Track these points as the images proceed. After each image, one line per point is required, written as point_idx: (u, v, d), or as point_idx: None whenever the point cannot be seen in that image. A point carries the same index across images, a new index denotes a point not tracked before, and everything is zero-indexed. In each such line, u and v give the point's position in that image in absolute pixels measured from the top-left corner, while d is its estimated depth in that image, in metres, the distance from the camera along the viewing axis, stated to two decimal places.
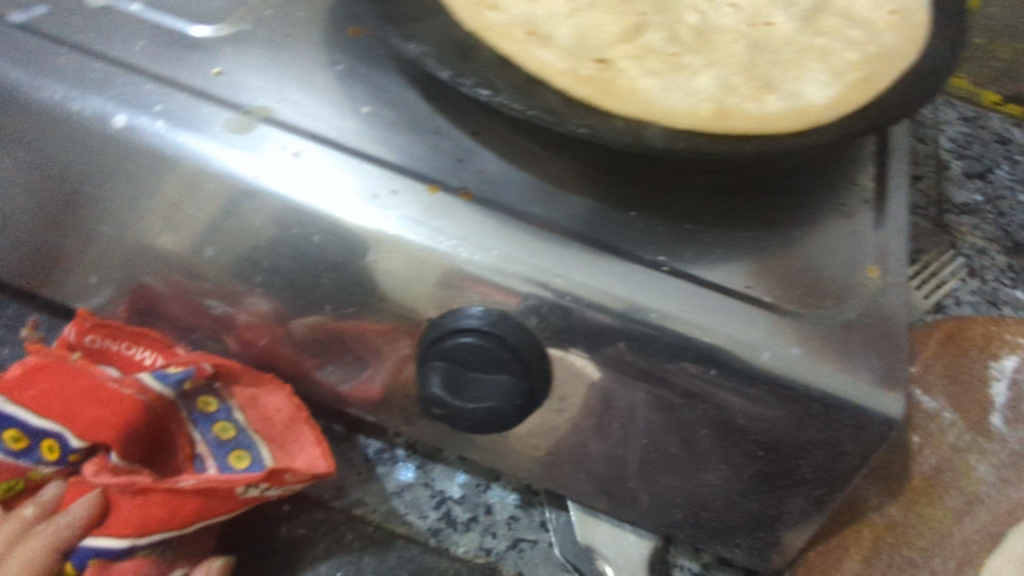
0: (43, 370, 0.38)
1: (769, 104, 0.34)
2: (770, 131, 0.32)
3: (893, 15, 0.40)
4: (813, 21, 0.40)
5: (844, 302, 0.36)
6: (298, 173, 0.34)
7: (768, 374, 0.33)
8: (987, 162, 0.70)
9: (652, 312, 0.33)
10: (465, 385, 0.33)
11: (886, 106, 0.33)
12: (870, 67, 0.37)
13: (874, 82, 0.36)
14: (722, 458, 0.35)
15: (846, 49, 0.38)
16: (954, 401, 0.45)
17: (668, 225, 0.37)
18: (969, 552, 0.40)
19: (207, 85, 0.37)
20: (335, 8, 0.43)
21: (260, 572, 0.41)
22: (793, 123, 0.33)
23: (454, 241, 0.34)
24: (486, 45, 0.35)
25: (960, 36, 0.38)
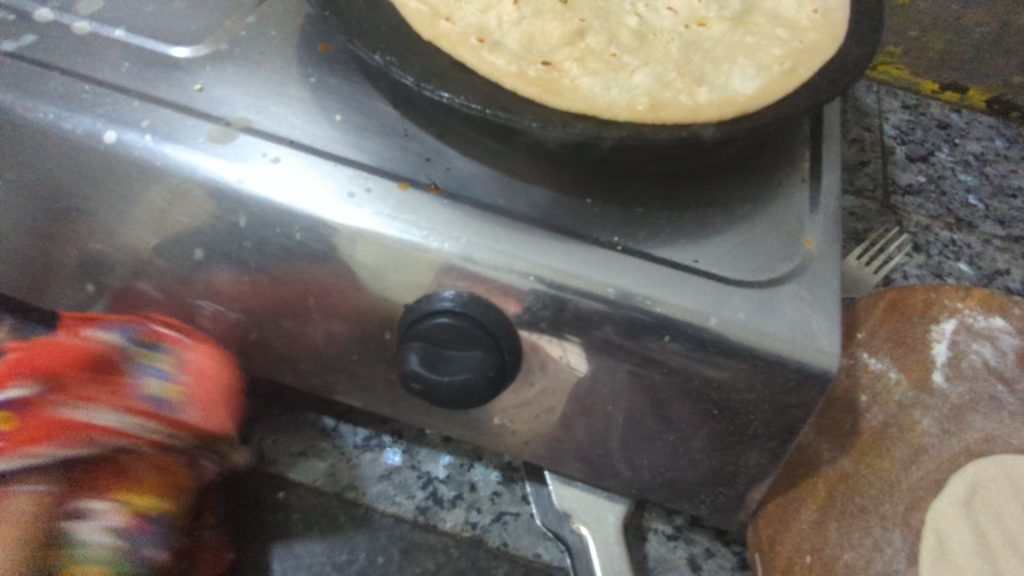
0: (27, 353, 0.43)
1: (701, 95, 0.38)
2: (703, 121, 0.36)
3: (815, 15, 0.45)
4: (742, 24, 0.44)
5: (780, 265, 0.39)
6: (277, 176, 0.37)
7: (715, 336, 0.36)
8: (927, 146, 0.75)
9: (609, 286, 0.36)
10: (439, 362, 0.36)
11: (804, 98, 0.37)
12: (794, 61, 0.41)
13: (797, 75, 0.40)
14: (681, 418, 0.38)
15: (773, 45, 0.43)
16: (899, 362, 0.49)
17: (621, 209, 0.41)
18: (915, 497, 0.43)
19: (188, 100, 0.40)
20: (304, 25, 0.46)
21: (259, 556, 0.43)
22: (721, 110, 0.37)
23: (424, 230, 0.37)
24: (446, 53, 0.38)
25: (872, 35, 0.42)
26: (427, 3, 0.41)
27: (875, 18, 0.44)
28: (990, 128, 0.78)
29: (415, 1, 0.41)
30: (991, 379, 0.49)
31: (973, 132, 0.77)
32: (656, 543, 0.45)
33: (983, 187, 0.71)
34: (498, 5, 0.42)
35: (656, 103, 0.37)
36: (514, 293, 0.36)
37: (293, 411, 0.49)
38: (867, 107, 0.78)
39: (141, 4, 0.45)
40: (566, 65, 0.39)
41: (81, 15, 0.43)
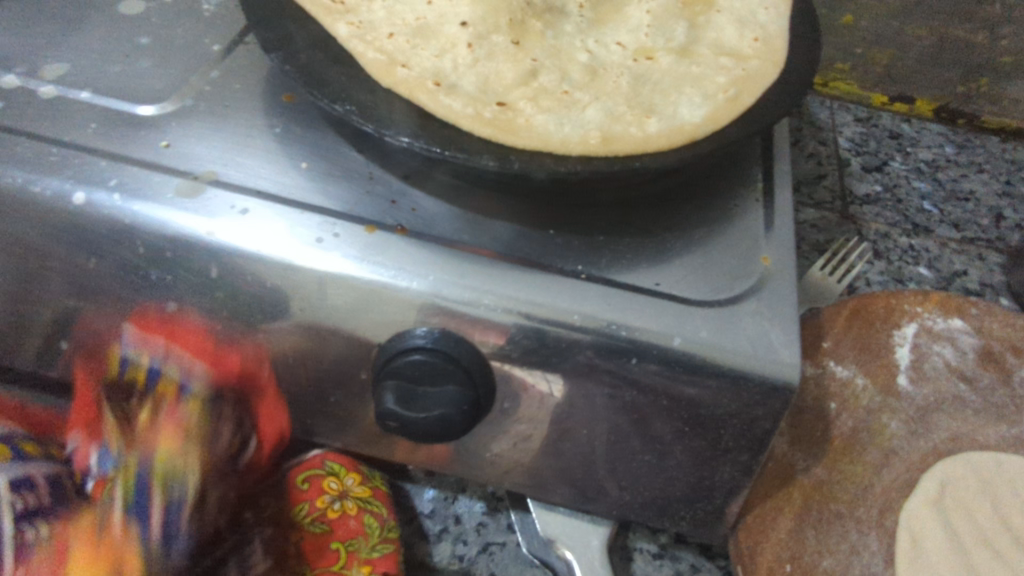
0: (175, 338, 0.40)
1: (650, 127, 0.40)
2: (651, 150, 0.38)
3: (755, 43, 0.47)
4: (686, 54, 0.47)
5: (739, 283, 0.41)
6: (246, 226, 0.38)
7: (680, 357, 0.37)
8: (881, 155, 0.78)
9: (575, 314, 0.37)
10: (415, 399, 0.37)
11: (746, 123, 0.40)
12: (736, 88, 0.43)
13: (739, 101, 0.42)
14: (653, 437, 0.39)
15: (717, 73, 0.45)
16: (865, 368, 0.50)
17: (584, 239, 0.42)
18: (888, 500, 0.45)
19: (157, 157, 0.41)
20: (267, 76, 0.47)
21: None
22: (667, 141, 0.39)
23: (394, 271, 0.38)
24: (404, 98, 0.40)
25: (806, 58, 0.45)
26: (385, 52, 0.42)
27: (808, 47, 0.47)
28: (939, 135, 0.81)
29: (372, 51, 0.42)
30: (954, 378, 0.50)
31: (924, 140, 0.80)
32: (642, 563, 0.46)
33: (937, 192, 0.74)
34: (453, 48, 0.44)
35: (608, 136, 0.39)
36: (483, 327, 0.38)
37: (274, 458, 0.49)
38: (822, 121, 0.81)
39: (106, 65, 0.46)
40: (521, 105, 0.41)
41: (47, 79, 0.44)
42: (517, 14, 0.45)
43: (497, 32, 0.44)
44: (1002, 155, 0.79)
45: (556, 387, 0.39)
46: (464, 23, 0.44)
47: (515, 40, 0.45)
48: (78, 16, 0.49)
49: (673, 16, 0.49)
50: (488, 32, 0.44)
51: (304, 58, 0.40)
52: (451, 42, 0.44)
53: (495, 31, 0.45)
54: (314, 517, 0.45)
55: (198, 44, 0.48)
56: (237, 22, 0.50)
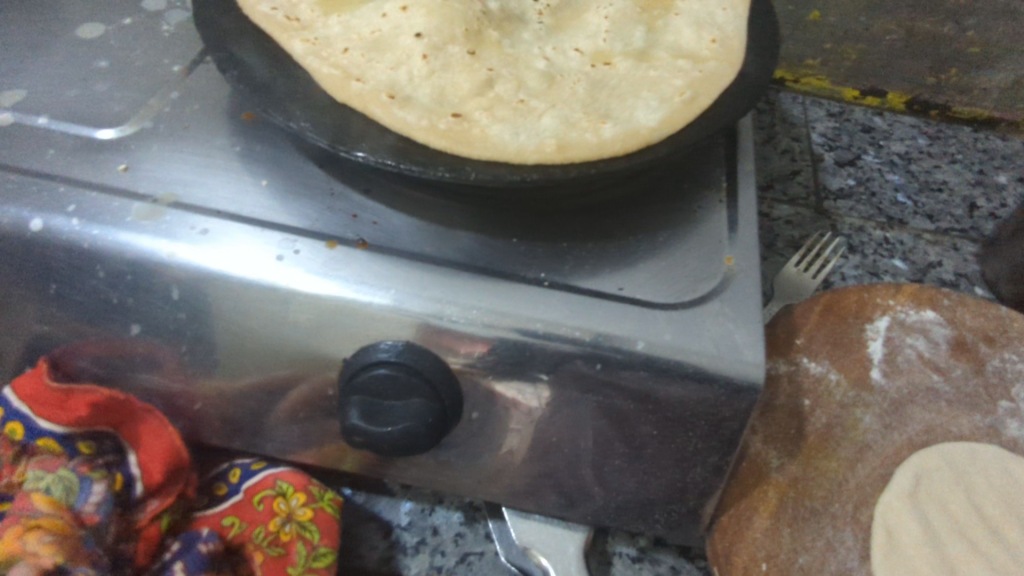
0: (72, 397, 0.40)
1: (606, 132, 0.40)
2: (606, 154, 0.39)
3: (712, 45, 0.47)
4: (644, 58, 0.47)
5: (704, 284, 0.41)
6: (206, 246, 0.38)
7: (645, 361, 0.37)
8: (853, 149, 0.78)
9: (538, 321, 0.37)
10: (378, 413, 0.37)
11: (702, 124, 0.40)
12: (692, 91, 0.43)
13: (696, 103, 0.42)
14: (623, 441, 0.39)
15: (673, 76, 0.45)
16: (837, 363, 0.50)
17: (547, 245, 0.42)
18: (864, 494, 0.44)
19: (118, 181, 0.41)
20: (228, 95, 0.47)
21: None
22: (624, 145, 0.39)
23: (356, 285, 0.38)
24: (359, 113, 0.40)
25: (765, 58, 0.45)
26: (340, 67, 0.42)
27: (766, 46, 0.47)
28: (912, 127, 0.81)
29: (327, 66, 0.42)
30: (927, 370, 0.50)
31: (896, 133, 0.80)
32: (621, 568, 0.46)
33: (909, 184, 0.74)
34: (409, 60, 0.44)
35: (564, 143, 0.39)
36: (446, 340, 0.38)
37: None
38: (794, 118, 0.81)
39: (64, 90, 0.46)
40: (477, 115, 0.41)
41: (4, 106, 0.44)
42: (472, 24, 0.46)
43: (454, 43, 0.44)
44: (974, 145, 0.80)
45: (525, 397, 0.39)
46: (419, 35, 0.44)
47: (471, 50, 0.45)
48: (37, 42, 0.49)
49: (630, 21, 0.49)
50: (444, 43, 0.44)
51: (257, 76, 0.40)
52: (407, 54, 0.44)
53: (451, 42, 0.44)
54: (269, 539, 0.43)
55: (159, 66, 0.48)
56: (196, 42, 0.50)
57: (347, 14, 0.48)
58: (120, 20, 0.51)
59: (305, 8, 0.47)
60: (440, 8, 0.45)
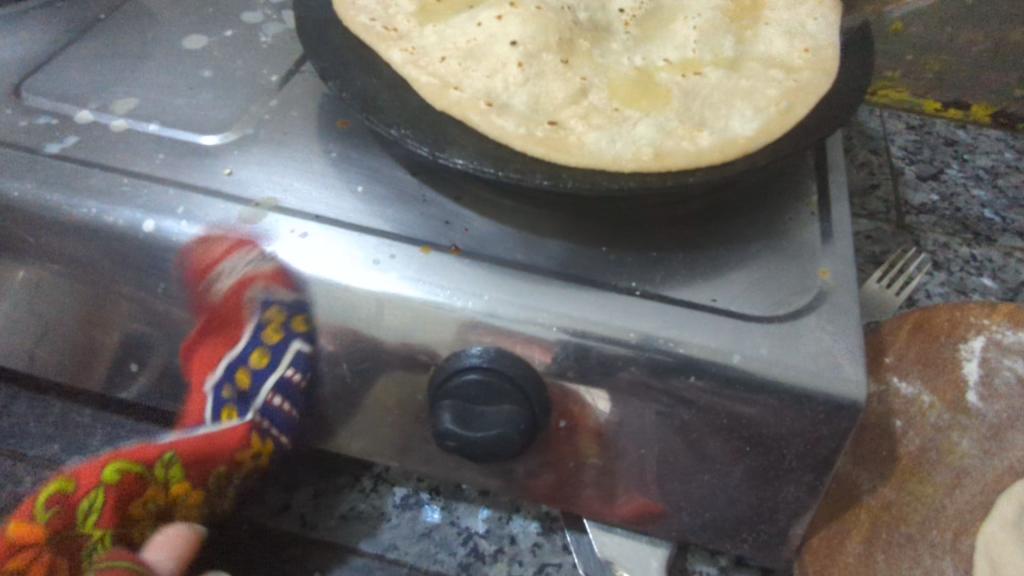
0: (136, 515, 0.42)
1: (702, 142, 0.40)
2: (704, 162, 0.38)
3: (806, 54, 0.47)
4: (734, 69, 0.47)
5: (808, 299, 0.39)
6: (307, 250, 0.39)
7: (742, 375, 0.36)
8: (935, 162, 0.75)
9: (631, 332, 0.37)
10: (471, 419, 0.37)
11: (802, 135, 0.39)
12: (789, 100, 0.43)
13: (794, 113, 0.41)
14: (713, 457, 0.39)
15: (768, 85, 0.44)
16: (931, 384, 0.48)
17: (637, 254, 0.42)
18: (963, 522, 0.42)
19: (223, 185, 0.43)
20: (323, 104, 0.49)
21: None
22: (721, 154, 0.39)
23: (450, 291, 0.38)
24: (457, 121, 0.40)
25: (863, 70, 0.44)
26: (437, 75, 0.43)
27: (862, 57, 0.46)
28: (998, 140, 0.78)
29: (425, 76, 0.43)
30: None
31: (982, 146, 0.77)
32: None
33: (997, 200, 0.71)
34: (504, 69, 0.44)
35: (661, 152, 0.39)
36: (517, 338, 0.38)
37: (335, 477, 0.50)
38: (872, 130, 0.79)
39: (172, 98, 0.48)
40: (572, 123, 0.41)
41: (118, 113, 0.46)
42: (565, 33, 0.46)
43: (548, 50, 0.45)
44: None
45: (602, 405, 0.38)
46: (514, 42, 0.45)
47: (564, 59, 0.45)
48: (146, 53, 0.51)
49: (721, 30, 0.49)
50: (538, 51, 0.45)
51: (359, 86, 0.41)
52: (501, 62, 0.44)
53: (545, 49, 0.45)
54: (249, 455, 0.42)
55: (258, 75, 0.50)
56: (292, 53, 0.52)
57: (440, 24, 0.49)
58: (221, 32, 0.53)
59: (401, 19, 0.49)
60: (535, 17, 0.46)
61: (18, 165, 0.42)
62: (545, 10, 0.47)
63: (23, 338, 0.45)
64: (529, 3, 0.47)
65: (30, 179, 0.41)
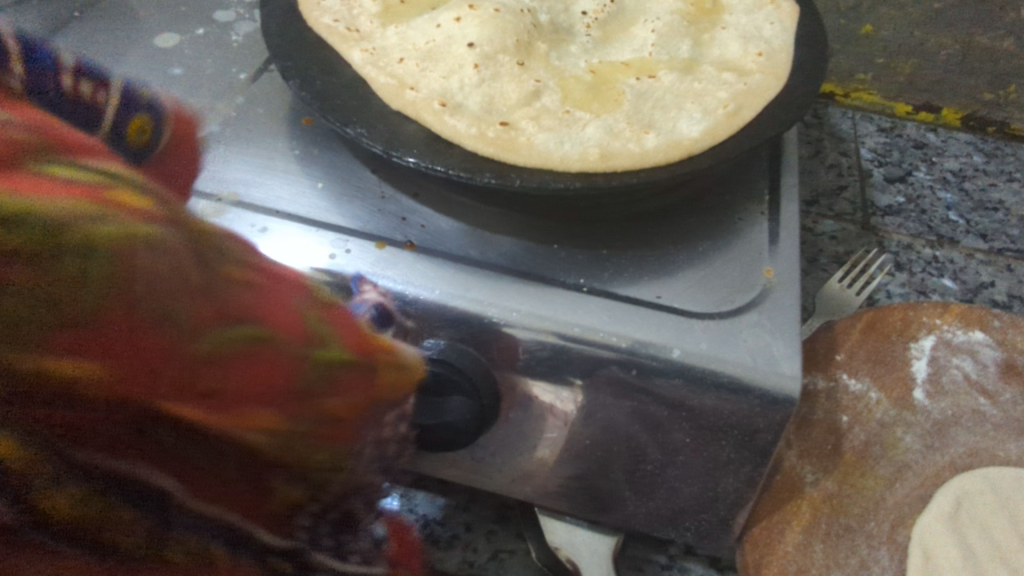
0: None
1: (647, 143, 0.41)
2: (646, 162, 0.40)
3: (758, 58, 0.48)
4: (688, 73, 0.48)
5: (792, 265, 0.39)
6: (266, 245, 0.41)
7: (679, 368, 0.38)
8: (904, 164, 0.77)
9: (575, 326, 0.39)
10: (422, 409, 0.38)
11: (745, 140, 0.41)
12: (737, 104, 0.44)
13: (740, 117, 0.43)
14: (656, 448, 0.40)
15: (718, 89, 0.45)
16: (879, 381, 0.50)
17: (589, 252, 0.44)
18: (902, 514, 0.44)
19: (188, 179, 0.44)
20: (290, 102, 0.50)
21: None
22: (663, 155, 0.40)
23: (402, 285, 0.40)
24: (412, 119, 0.42)
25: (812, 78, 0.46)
26: (396, 76, 0.45)
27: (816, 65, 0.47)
28: (967, 144, 0.80)
29: (384, 75, 0.44)
30: (973, 392, 0.49)
31: (950, 150, 0.79)
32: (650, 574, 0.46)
33: (963, 202, 0.73)
34: (460, 70, 0.45)
35: (607, 153, 0.41)
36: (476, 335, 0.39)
37: None
38: (843, 132, 0.80)
39: (142, 94, 0.49)
40: (524, 124, 0.42)
41: None
42: (523, 36, 0.48)
43: (505, 52, 0.46)
44: None
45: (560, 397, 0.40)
46: (471, 45, 0.46)
47: (520, 61, 0.47)
48: (118, 49, 0.52)
49: (676, 33, 0.50)
50: (495, 53, 0.46)
51: (319, 85, 0.43)
52: (458, 64, 0.46)
53: (502, 51, 0.46)
54: None
55: (228, 73, 0.51)
56: (261, 52, 0.53)
57: (403, 26, 0.50)
58: (194, 30, 0.55)
59: (364, 20, 0.50)
60: (493, 20, 0.47)
61: None
62: (503, 13, 0.48)
63: None
64: (488, 7, 0.48)
65: None
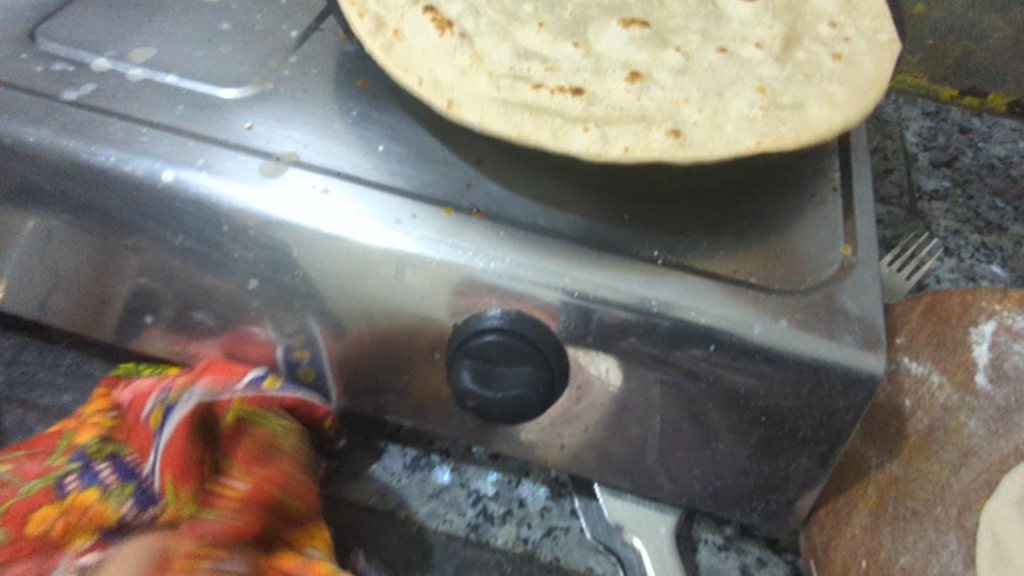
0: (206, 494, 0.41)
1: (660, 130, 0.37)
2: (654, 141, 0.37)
3: (846, 43, 0.45)
4: (776, 57, 0.45)
5: None
6: (327, 206, 0.39)
7: (763, 346, 0.36)
8: (950, 151, 0.75)
9: (652, 299, 0.37)
10: (490, 378, 0.37)
11: (834, 124, 0.38)
12: (769, 147, 0.36)
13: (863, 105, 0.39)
14: (731, 427, 0.39)
15: (766, 61, 0.44)
16: (941, 364, 0.48)
17: (662, 225, 0.42)
18: (967, 499, 0.43)
19: (242, 138, 0.42)
20: (342, 62, 0.48)
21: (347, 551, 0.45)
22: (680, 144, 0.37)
23: (470, 252, 0.38)
24: (428, 74, 0.40)
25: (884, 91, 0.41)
26: (409, 20, 0.43)
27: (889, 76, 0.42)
28: (1013, 131, 0.78)
29: (427, 33, 0.43)
30: None
31: (996, 135, 0.77)
32: (707, 554, 0.45)
33: (1009, 189, 0.72)
34: (485, 21, 0.45)
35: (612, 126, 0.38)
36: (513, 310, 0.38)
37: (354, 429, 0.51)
38: (887, 116, 0.79)
39: (189, 49, 0.47)
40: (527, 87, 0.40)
41: (134, 62, 0.46)
42: (566, 17, 0.47)
43: (533, 21, 0.46)
44: None
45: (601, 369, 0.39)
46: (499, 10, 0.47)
47: (547, 31, 0.45)
48: (162, 5, 0.50)
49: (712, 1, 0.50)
50: (522, 22, 0.46)
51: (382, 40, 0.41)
52: (479, 13, 0.45)
53: (532, 23, 0.46)
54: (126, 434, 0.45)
55: (277, 31, 0.50)
56: (311, 9, 0.51)
57: None
58: None
59: None
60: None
61: (35, 110, 0.42)
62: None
63: (41, 285, 0.46)
64: None
65: (45, 125, 0.41)
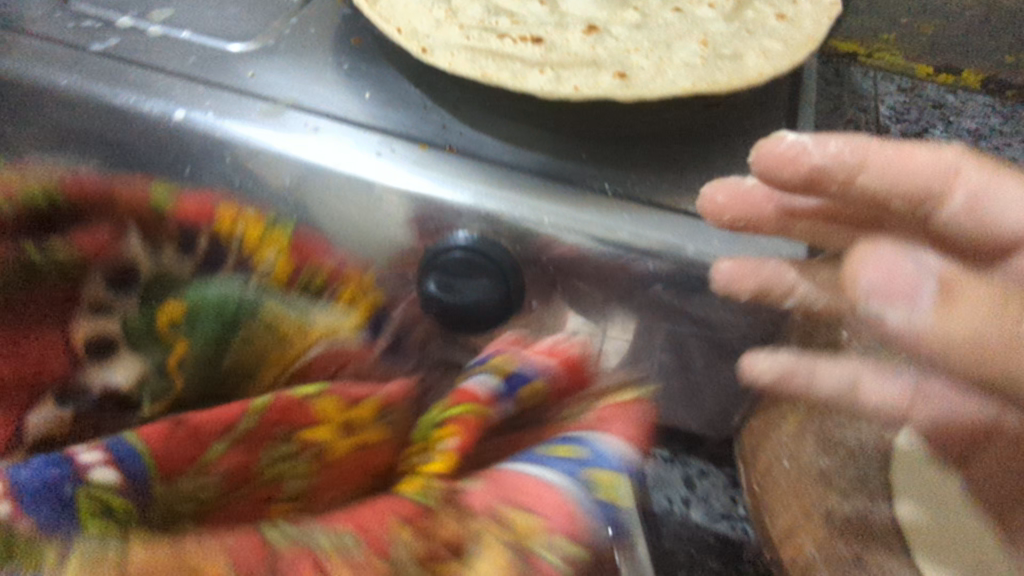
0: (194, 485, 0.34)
1: (607, 75, 0.42)
2: (599, 85, 0.41)
3: (793, 4, 0.49)
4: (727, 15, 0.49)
5: None
6: (316, 143, 0.45)
7: (696, 264, 0.41)
8: (921, 123, 0.79)
9: (598, 226, 0.42)
10: (451, 289, 0.42)
11: (767, 69, 0.42)
12: (702, 90, 0.41)
13: (796, 55, 0.43)
14: (672, 339, 0.44)
15: (715, 19, 0.48)
16: None
17: (615, 164, 0.47)
18: None
19: (244, 85, 0.48)
20: (337, 23, 0.54)
21: None
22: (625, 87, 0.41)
23: (440, 183, 0.44)
24: (405, 27, 0.45)
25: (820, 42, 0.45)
26: None
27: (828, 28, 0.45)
28: (986, 107, 0.81)
29: None
30: None
31: (969, 110, 0.81)
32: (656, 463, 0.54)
33: None
34: None
35: (564, 70, 0.42)
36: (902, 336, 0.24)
37: None
38: (863, 91, 0.83)
39: (202, 11, 0.53)
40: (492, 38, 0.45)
41: (153, 21, 0.52)
42: None
43: None
44: None
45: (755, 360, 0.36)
46: None
47: None
48: None
49: None
50: None
51: None
52: None
53: None
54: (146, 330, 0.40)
55: None
56: None
57: None
58: None
59: None
60: None
61: (66, 59, 0.48)
62: None
63: None
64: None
65: (74, 72, 0.47)
